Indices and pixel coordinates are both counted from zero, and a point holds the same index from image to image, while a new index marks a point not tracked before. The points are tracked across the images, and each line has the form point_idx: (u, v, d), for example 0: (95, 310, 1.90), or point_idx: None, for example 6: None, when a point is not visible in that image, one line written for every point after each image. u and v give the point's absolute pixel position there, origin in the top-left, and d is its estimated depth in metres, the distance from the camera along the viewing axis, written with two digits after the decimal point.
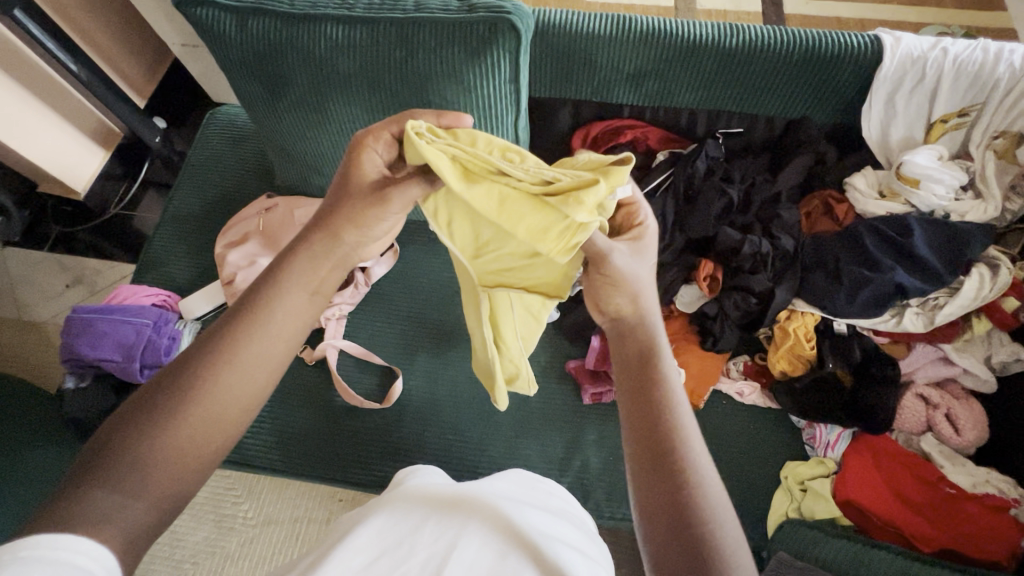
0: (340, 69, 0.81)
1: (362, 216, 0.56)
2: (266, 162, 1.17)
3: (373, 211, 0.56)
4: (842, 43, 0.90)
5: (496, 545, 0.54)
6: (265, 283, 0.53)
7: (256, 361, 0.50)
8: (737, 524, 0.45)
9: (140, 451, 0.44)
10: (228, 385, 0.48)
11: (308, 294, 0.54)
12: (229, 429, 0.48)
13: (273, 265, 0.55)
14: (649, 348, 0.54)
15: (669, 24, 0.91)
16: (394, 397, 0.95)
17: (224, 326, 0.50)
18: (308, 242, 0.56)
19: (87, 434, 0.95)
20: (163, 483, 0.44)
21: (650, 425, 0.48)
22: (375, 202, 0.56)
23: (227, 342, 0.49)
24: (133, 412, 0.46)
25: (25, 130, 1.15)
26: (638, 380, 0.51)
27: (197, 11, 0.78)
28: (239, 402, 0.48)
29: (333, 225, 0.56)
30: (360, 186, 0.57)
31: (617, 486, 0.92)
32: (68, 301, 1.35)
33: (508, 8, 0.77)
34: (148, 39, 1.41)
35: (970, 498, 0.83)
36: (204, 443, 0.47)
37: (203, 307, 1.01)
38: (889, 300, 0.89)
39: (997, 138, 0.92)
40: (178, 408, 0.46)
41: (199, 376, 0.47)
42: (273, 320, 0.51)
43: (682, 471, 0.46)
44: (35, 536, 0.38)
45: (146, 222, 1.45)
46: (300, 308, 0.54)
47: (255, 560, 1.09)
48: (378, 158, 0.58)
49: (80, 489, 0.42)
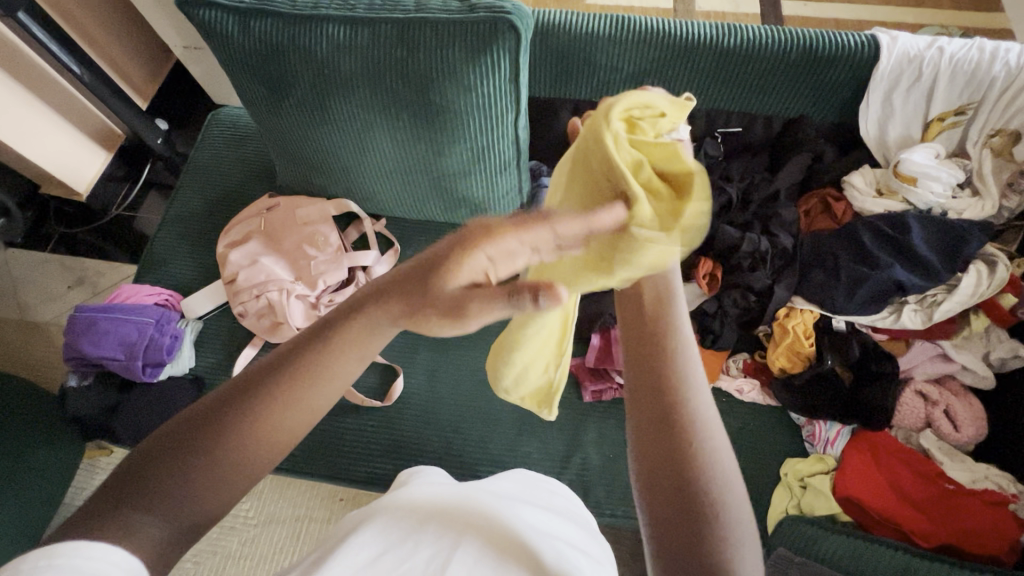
0: (342, 69, 0.82)
1: (430, 327, 0.42)
2: (269, 162, 1.18)
3: (446, 330, 0.42)
4: (839, 42, 0.91)
5: (505, 538, 0.54)
6: (313, 345, 0.45)
7: (298, 419, 0.45)
8: (738, 477, 0.46)
9: (171, 481, 0.42)
10: (268, 429, 0.44)
11: (360, 360, 0.46)
12: (253, 473, 0.45)
13: (323, 323, 0.46)
14: (663, 294, 0.50)
15: (668, 24, 0.92)
16: (394, 395, 0.96)
17: (266, 379, 0.44)
18: (370, 310, 0.44)
19: (89, 432, 0.96)
20: (192, 513, 0.43)
21: (655, 374, 0.47)
22: (452, 319, 0.40)
23: (263, 397, 0.44)
24: (169, 441, 0.44)
25: (27, 131, 1.15)
26: (643, 331, 0.49)
27: (200, 12, 0.79)
28: (273, 444, 0.45)
29: (403, 318, 0.43)
30: (442, 296, 0.40)
31: (617, 483, 0.92)
32: (70, 301, 1.35)
33: (507, 7, 0.78)
34: (150, 40, 1.41)
35: (969, 493, 0.83)
36: (228, 485, 0.44)
37: (205, 305, 1.02)
38: (887, 295, 0.91)
39: (993, 136, 0.93)
40: (211, 445, 0.43)
41: (235, 420, 0.44)
42: (317, 387, 0.45)
43: (689, 430, 0.45)
44: (60, 544, 0.39)
45: (148, 222, 1.46)
46: (347, 373, 0.46)
47: (256, 559, 1.10)
48: (480, 261, 0.38)
49: (110, 509, 0.41)
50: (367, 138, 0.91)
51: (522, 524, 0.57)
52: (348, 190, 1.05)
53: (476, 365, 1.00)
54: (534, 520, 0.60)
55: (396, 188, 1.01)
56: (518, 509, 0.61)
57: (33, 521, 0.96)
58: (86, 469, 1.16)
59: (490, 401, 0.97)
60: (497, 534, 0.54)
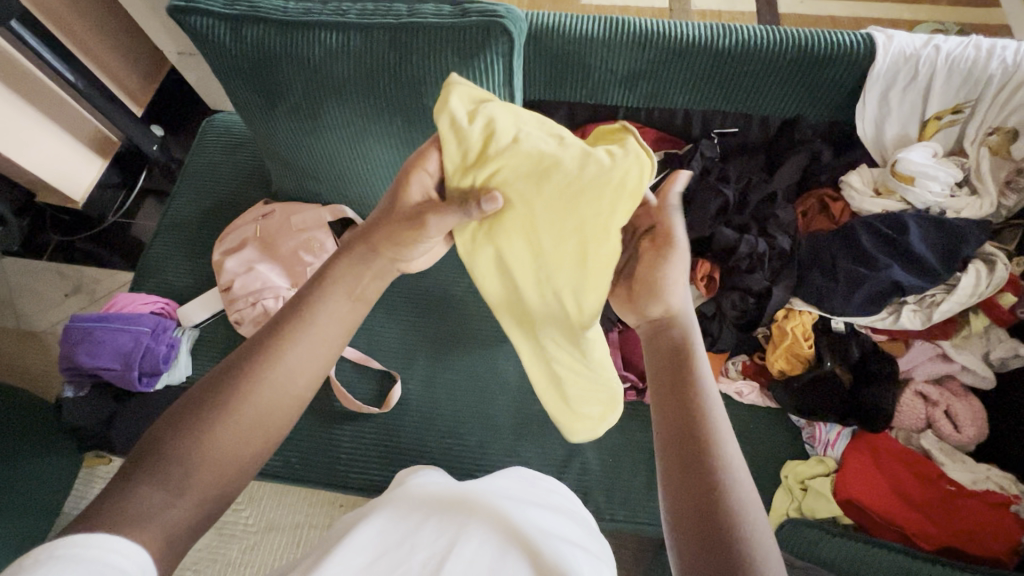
0: (336, 76, 0.81)
1: (403, 240, 0.57)
2: (263, 168, 1.17)
3: (410, 235, 0.57)
4: (835, 41, 0.90)
5: (493, 530, 0.55)
6: (311, 286, 0.56)
7: (301, 362, 0.52)
8: (762, 514, 0.45)
9: (186, 448, 0.46)
10: (277, 383, 0.50)
11: (350, 299, 0.56)
12: (271, 429, 0.50)
13: (318, 271, 0.58)
14: (682, 344, 0.54)
15: (662, 25, 0.91)
16: (392, 401, 0.95)
17: (273, 330, 0.53)
18: (349, 250, 0.58)
19: (88, 442, 0.95)
20: (204, 483, 0.46)
21: (681, 415, 0.49)
22: (413, 227, 0.56)
23: (269, 350, 0.51)
24: (183, 411, 0.48)
25: (20, 138, 1.15)
26: (672, 376, 0.52)
27: (191, 19, 0.78)
28: (286, 396, 0.51)
29: (372, 239, 0.58)
30: (402, 210, 0.57)
31: (616, 487, 0.92)
32: (66, 310, 1.35)
33: (500, 11, 0.77)
34: (144, 46, 1.41)
35: (969, 494, 0.83)
36: (240, 447, 0.48)
37: (201, 314, 1.01)
38: (886, 296, 0.90)
39: (991, 134, 0.93)
40: (227, 400, 0.48)
41: (239, 381, 0.49)
42: (317, 323, 0.54)
43: (723, 482, 0.45)
44: (70, 535, 0.39)
45: (145, 229, 1.45)
46: (346, 311, 0.56)
47: (255, 566, 1.09)
48: (427, 177, 0.58)
49: (126, 488, 0.44)
50: (363, 145, 0.91)
51: (509, 514, 0.58)
52: (344, 194, 1.04)
53: (474, 369, 0.99)
54: (526, 513, 0.60)
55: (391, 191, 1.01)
56: (510, 502, 0.61)
57: (32, 530, 0.96)
58: (86, 478, 1.16)
59: (489, 407, 0.97)
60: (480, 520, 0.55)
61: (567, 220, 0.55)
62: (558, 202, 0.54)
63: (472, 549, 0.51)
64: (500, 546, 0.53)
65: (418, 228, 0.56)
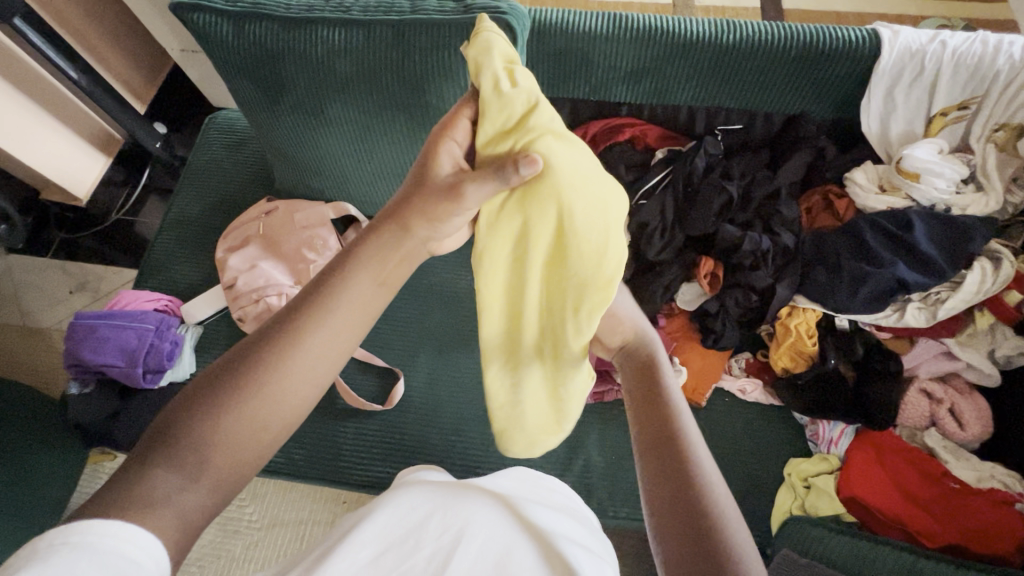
0: (338, 72, 0.81)
1: (435, 214, 0.57)
2: (266, 165, 1.17)
3: (444, 207, 0.56)
4: (842, 36, 0.89)
5: (501, 524, 0.55)
6: (335, 272, 0.56)
7: (319, 352, 0.52)
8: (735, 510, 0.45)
9: (202, 432, 0.46)
10: (291, 378, 0.50)
11: (377, 283, 0.56)
12: (286, 418, 0.50)
13: (343, 254, 0.57)
14: (648, 359, 0.57)
15: (666, 20, 0.91)
16: (394, 398, 0.95)
17: (293, 317, 0.52)
18: (378, 232, 0.58)
19: (92, 439, 0.95)
20: (220, 468, 0.46)
21: (651, 417, 0.51)
22: (447, 198, 0.55)
23: (286, 338, 0.51)
24: (199, 395, 0.48)
25: (24, 136, 1.15)
26: (642, 387, 0.55)
27: (194, 16, 0.78)
28: (299, 388, 0.51)
29: (404, 217, 0.57)
30: (436, 181, 0.56)
31: (619, 484, 0.92)
32: (71, 307, 1.35)
33: (503, 7, 0.77)
34: (147, 44, 1.41)
35: (977, 492, 0.82)
36: (254, 435, 0.48)
37: (205, 311, 1.01)
38: (890, 294, 0.89)
39: (998, 130, 0.91)
40: (244, 385, 0.48)
41: (256, 368, 0.49)
42: (337, 311, 0.53)
43: (694, 474, 0.46)
44: (86, 521, 0.39)
45: (149, 227, 1.46)
46: (369, 297, 0.55)
47: (259, 562, 1.10)
48: (454, 148, 0.57)
49: (141, 472, 0.44)
50: (365, 141, 0.91)
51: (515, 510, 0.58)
52: (347, 191, 1.04)
53: (477, 367, 0.99)
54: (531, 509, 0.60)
55: (394, 188, 1.01)
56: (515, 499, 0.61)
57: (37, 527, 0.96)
58: (91, 474, 1.16)
59: None
60: (489, 514, 0.55)
61: (598, 201, 0.56)
62: (591, 182, 0.55)
63: (481, 542, 0.52)
64: (510, 541, 0.53)
65: (455, 197, 0.55)
